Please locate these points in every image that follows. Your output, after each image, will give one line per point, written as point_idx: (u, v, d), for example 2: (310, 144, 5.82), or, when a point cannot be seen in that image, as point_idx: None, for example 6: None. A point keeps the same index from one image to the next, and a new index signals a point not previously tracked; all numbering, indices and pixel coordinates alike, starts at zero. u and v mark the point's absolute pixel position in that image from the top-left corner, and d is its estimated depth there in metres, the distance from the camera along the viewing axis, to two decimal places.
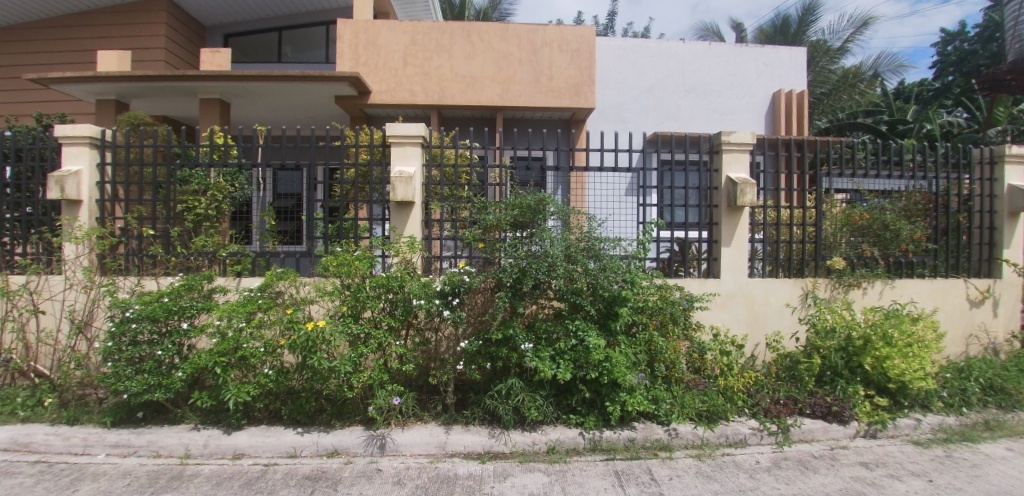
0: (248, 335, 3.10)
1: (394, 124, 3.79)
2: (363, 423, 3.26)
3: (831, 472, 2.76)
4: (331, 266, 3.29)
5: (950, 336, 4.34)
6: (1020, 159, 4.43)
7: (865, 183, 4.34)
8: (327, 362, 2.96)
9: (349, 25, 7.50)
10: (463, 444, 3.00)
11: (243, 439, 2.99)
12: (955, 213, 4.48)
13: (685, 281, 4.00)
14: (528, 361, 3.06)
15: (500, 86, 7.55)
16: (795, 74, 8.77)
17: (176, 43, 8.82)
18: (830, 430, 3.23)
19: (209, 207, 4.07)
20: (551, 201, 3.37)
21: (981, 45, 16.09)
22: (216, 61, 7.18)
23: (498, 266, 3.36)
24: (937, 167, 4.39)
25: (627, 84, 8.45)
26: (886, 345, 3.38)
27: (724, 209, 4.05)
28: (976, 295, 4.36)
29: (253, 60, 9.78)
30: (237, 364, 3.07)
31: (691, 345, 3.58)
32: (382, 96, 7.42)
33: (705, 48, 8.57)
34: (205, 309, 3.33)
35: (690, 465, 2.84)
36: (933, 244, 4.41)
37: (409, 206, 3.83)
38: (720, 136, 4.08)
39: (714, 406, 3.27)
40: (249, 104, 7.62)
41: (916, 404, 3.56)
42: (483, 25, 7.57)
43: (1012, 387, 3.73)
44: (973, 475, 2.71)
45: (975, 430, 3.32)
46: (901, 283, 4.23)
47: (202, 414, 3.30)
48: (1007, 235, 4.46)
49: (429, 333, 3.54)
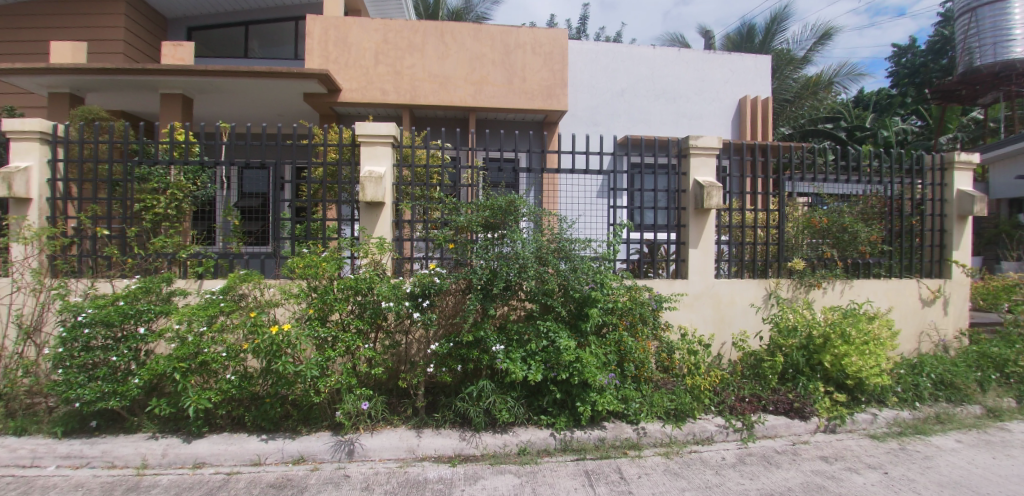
0: (209, 340, 2.99)
1: (363, 123, 3.72)
2: (331, 428, 3.19)
3: (793, 466, 2.84)
4: (297, 267, 3.18)
5: (904, 334, 4.54)
6: (968, 166, 4.68)
7: (825, 186, 4.43)
8: (293, 366, 2.87)
9: (318, 20, 7.34)
10: (433, 447, 2.96)
11: (204, 447, 2.87)
12: (909, 217, 4.69)
13: (654, 283, 4.05)
14: (499, 363, 3.04)
15: (473, 87, 7.51)
16: (760, 81, 9.05)
17: (137, 36, 8.46)
18: (793, 426, 3.33)
19: (169, 206, 3.91)
20: (523, 202, 3.38)
21: (932, 57, 17.10)
22: (179, 55, 6.90)
23: (469, 267, 3.34)
24: (892, 172, 4.59)
25: (601, 88, 8.55)
26: (844, 343, 3.52)
27: (692, 212, 4.13)
28: (928, 295, 4.57)
29: (220, 56, 9.49)
30: (198, 370, 2.97)
31: (659, 345, 3.62)
32: (353, 94, 7.29)
33: (675, 54, 8.76)
34: (164, 312, 3.17)
35: (658, 463, 2.88)
36: (888, 246, 4.60)
37: (379, 207, 3.75)
38: (688, 139, 4.14)
39: (682, 405, 3.33)
40: (214, 100, 7.36)
41: (873, 399, 3.71)
42: (456, 26, 7.53)
43: (960, 382, 3.91)
44: (925, 466, 2.84)
45: (927, 424, 3.50)
46: (859, 283, 4.40)
47: (161, 423, 3.16)
48: (957, 238, 4.69)
49: (399, 336, 3.47)
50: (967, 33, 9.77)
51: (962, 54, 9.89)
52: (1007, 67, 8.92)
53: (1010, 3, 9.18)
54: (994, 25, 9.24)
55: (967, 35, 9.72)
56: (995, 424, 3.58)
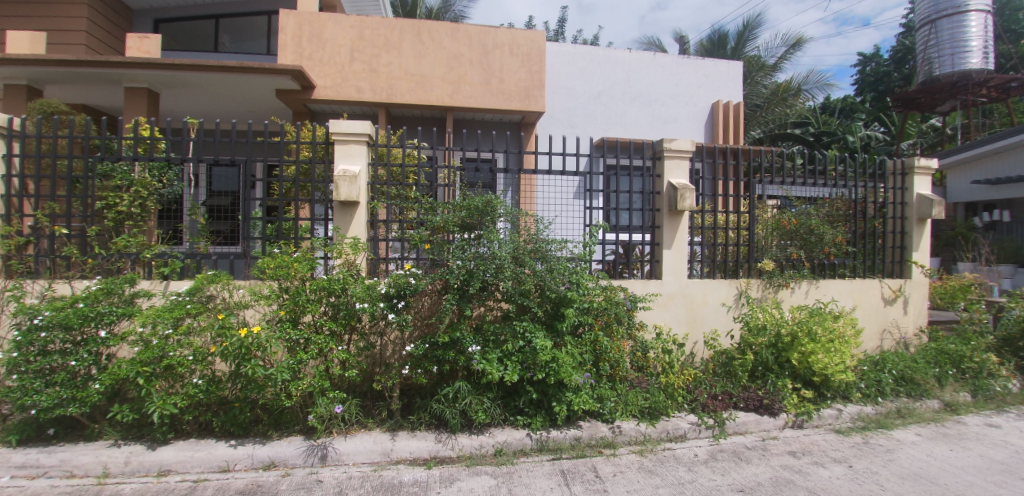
0: (175, 343, 2.88)
1: (337, 120, 3.64)
2: (303, 432, 3.12)
3: (762, 461, 2.92)
4: (268, 267, 3.08)
5: (867, 332, 4.72)
6: (927, 171, 4.89)
7: (793, 189, 4.59)
8: (263, 370, 2.80)
9: (292, 15, 7.18)
10: (408, 450, 2.92)
11: (170, 454, 2.77)
12: (872, 219, 4.88)
13: (629, 283, 4.10)
14: (475, 364, 3.03)
15: (451, 87, 7.47)
16: (733, 86, 9.27)
17: (100, 26, 8.11)
18: (762, 422, 3.43)
19: (132, 204, 3.74)
20: (499, 202, 3.37)
21: (894, 66, 17.89)
22: (145, 48, 6.66)
23: (445, 268, 3.31)
24: (856, 176, 4.76)
25: (579, 90, 8.62)
26: (811, 341, 3.64)
27: (666, 213, 4.20)
28: (889, 294, 4.76)
29: (188, 50, 9.19)
30: (163, 374, 2.86)
31: (634, 344, 3.67)
32: (327, 91, 7.16)
33: (651, 58, 8.91)
34: (127, 315, 3.04)
35: (633, 461, 2.92)
36: (852, 247, 4.76)
37: (353, 206, 3.68)
38: (663, 142, 4.20)
39: (656, 403, 3.39)
40: (183, 94, 7.12)
41: (838, 395, 3.84)
42: (434, 24, 7.48)
43: (920, 378, 4.08)
44: (887, 459, 2.95)
45: (888, 418, 3.65)
46: (825, 283, 4.55)
47: (123, 429, 3.03)
48: (916, 239, 4.89)
49: (374, 338, 3.42)
50: (927, 44, 10.19)
51: (922, 63, 10.32)
52: (963, 77, 9.51)
53: (966, 16, 9.65)
54: (952, 37, 9.71)
55: (927, 46, 10.12)
56: (952, 417, 3.75)
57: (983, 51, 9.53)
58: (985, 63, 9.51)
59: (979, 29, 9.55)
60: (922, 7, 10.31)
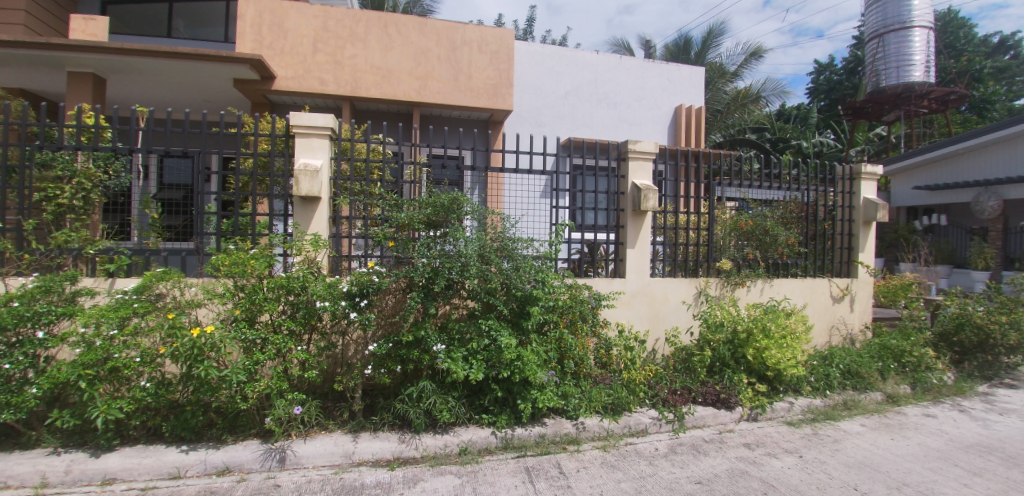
0: (121, 344, 2.72)
1: (298, 113, 3.53)
2: (260, 436, 3.01)
3: (719, 454, 3.02)
4: (222, 265, 2.97)
5: (817, 328, 4.97)
6: (872, 176, 5.20)
7: (750, 192, 4.79)
8: (216, 371, 2.68)
9: (252, 2, 6.92)
10: (371, 451, 2.87)
11: (115, 461, 2.62)
12: (823, 221, 5.14)
13: (594, 281, 4.15)
14: (440, 363, 3.00)
15: (418, 82, 7.37)
16: (697, 91, 9.55)
17: (41, 6, 7.55)
18: (719, 416, 3.55)
19: (75, 197, 3.51)
20: (466, 201, 3.36)
21: (845, 77, 18.93)
22: (90, 31, 6.28)
23: (410, 266, 3.26)
24: (809, 181, 4.98)
25: (548, 90, 8.69)
26: (765, 337, 3.81)
27: (630, 213, 4.29)
28: (838, 292, 5.02)
29: (140, 34, 8.70)
30: (108, 377, 2.69)
31: (598, 341, 3.76)
32: (289, 82, 6.93)
33: (619, 61, 9.06)
34: (68, 314, 2.85)
35: (596, 456, 2.97)
36: (804, 248, 5.00)
37: (315, 201, 3.58)
38: (628, 143, 4.28)
39: (618, 399, 3.47)
40: (135, 81, 6.73)
41: (790, 389, 4.02)
42: (401, 18, 7.37)
43: (865, 372, 4.33)
44: (834, 449, 3.12)
45: (836, 410, 3.86)
46: (778, 282, 4.75)
47: (64, 436, 2.84)
48: (862, 241, 5.18)
49: (335, 338, 3.34)
50: (875, 56, 10.80)
51: (870, 75, 10.96)
52: (907, 89, 10.16)
53: (911, 32, 10.25)
54: (898, 50, 10.31)
55: (875, 58, 10.73)
56: (894, 408, 4.00)
57: (925, 64, 10.20)
58: (927, 76, 10.19)
59: (922, 44, 10.18)
60: (871, 20, 10.86)
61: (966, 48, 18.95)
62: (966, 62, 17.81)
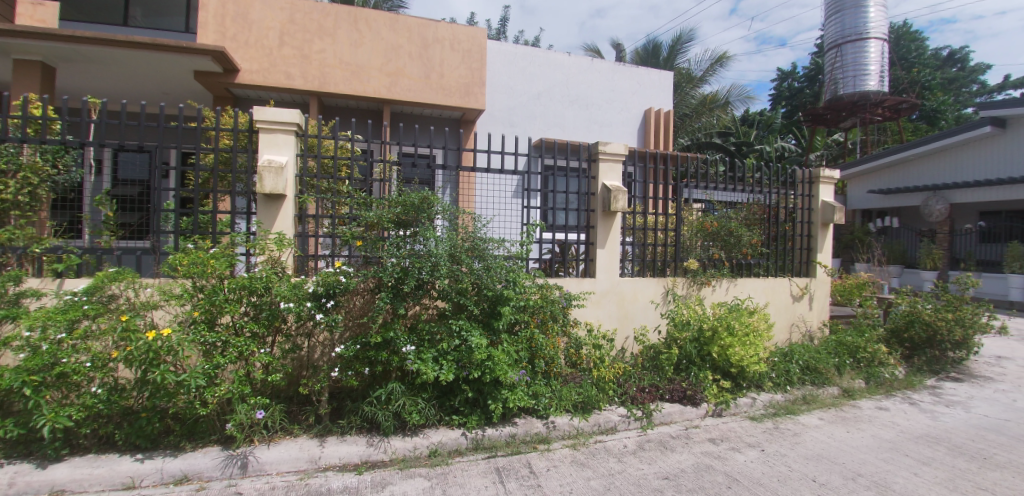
0: (70, 348, 2.57)
1: (263, 108, 3.43)
2: (220, 442, 2.92)
3: (685, 449, 3.10)
4: (180, 264, 2.84)
5: (778, 325, 5.16)
6: (829, 180, 5.43)
7: (716, 194, 4.92)
8: (173, 375, 2.57)
9: None
10: (338, 456, 2.82)
11: (64, 472, 2.48)
12: (783, 223, 5.35)
13: (565, 281, 4.20)
14: (409, 364, 2.97)
15: (389, 79, 7.27)
16: (667, 94, 9.77)
17: None
18: (685, 412, 3.66)
19: (20, 192, 3.27)
20: (436, 200, 3.33)
21: (806, 84, 19.73)
22: (37, 16, 5.93)
23: (379, 266, 3.22)
24: (771, 184, 5.17)
25: (521, 90, 8.72)
26: (729, 335, 3.94)
27: (600, 214, 4.35)
28: (797, 292, 5.23)
29: (93, 22, 8.25)
30: (55, 383, 2.54)
31: (568, 341, 3.79)
32: (254, 76, 6.73)
33: (592, 63, 9.19)
34: (11, 317, 2.69)
35: (565, 454, 3.01)
36: (766, 248, 5.19)
37: (279, 199, 3.49)
38: (598, 145, 4.33)
39: (588, 397, 3.51)
40: (89, 71, 6.39)
41: (753, 384, 4.17)
42: (372, 14, 7.25)
43: (822, 367, 4.53)
44: (793, 442, 3.24)
45: (796, 404, 4.01)
46: (741, 281, 4.92)
47: (8, 447, 2.67)
48: (820, 242, 5.40)
49: (301, 339, 3.27)
50: (834, 66, 11.29)
51: (829, 83, 11.46)
52: (863, 97, 10.68)
53: (867, 43, 10.77)
54: (855, 60, 10.82)
55: (834, 67, 11.23)
56: (849, 402, 4.19)
57: (879, 75, 10.76)
58: (881, 86, 10.76)
59: (877, 55, 10.73)
60: (831, 31, 11.36)
61: (917, 60, 20.01)
62: (916, 74, 18.83)
